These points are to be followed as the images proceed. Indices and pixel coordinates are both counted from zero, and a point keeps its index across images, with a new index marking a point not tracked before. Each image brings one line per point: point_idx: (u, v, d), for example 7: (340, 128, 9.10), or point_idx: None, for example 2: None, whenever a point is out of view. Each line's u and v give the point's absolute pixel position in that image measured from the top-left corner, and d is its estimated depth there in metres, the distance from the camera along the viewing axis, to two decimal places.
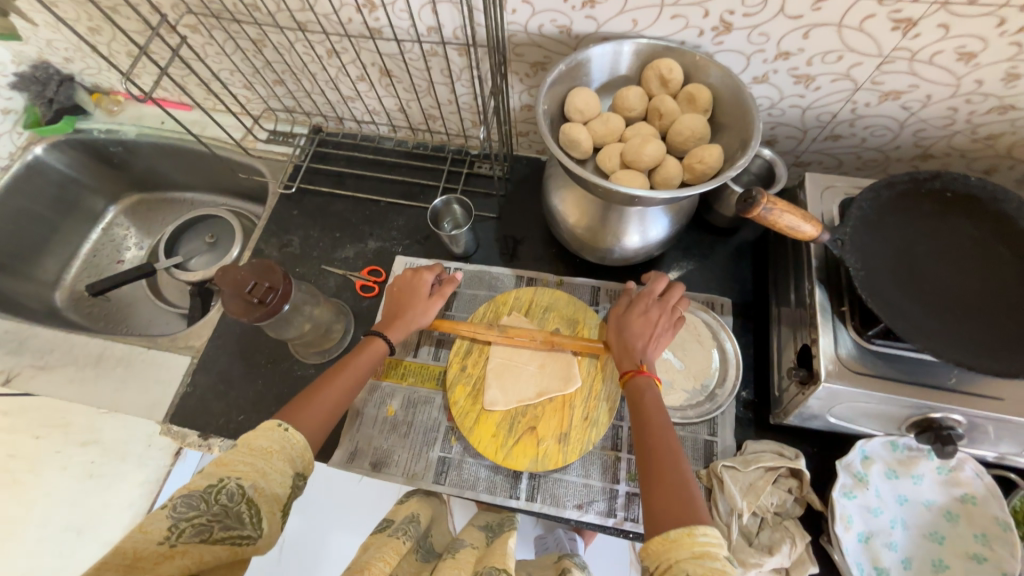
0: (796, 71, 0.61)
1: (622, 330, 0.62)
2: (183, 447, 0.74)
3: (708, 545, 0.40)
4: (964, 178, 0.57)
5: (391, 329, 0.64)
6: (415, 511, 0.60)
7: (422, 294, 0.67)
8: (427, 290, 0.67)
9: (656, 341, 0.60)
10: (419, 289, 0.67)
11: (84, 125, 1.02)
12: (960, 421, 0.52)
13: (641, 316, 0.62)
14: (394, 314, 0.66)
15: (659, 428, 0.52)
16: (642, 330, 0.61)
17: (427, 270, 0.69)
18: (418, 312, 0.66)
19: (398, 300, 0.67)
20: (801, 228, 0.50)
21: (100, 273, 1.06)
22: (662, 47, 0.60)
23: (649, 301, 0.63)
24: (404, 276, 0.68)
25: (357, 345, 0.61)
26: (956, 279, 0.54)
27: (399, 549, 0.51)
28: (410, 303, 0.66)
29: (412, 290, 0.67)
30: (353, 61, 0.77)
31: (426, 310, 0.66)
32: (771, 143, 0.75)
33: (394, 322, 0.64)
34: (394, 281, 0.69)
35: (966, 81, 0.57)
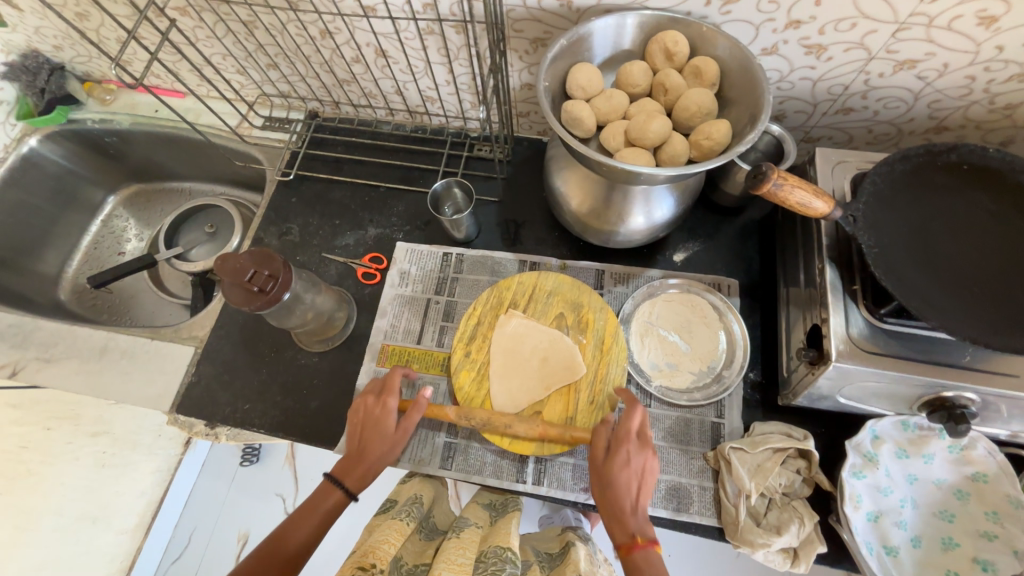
0: (807, 40, 0.59)
1: (603, 483, 0.54)
2: (191, 436, 0.74)
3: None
4: (981, 151, 0.55)
5: (350, 475, 0.57)
6: (418, 494, 0.61)
7: (386, 427, 0.60)
8: (390, 421, 0.60)
9: (642, 497, 0.54)
10: (382, 418, 0.60)
11: (77, 115, 1.00)
12: (973, 399, 0.52)
13: (624, 467, 0.54)
14: (356, 455, 0.59)
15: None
16: (628, 482, 0.54)
17: (389, 392, 0.62)
18: (383, 445, 0.59)
19: (358, 430, 0.60)
20: (812, 205, 0.49)
21: (101, 265, 1.06)
22: (667, 18, 0.57)
23: (630, 443, 0.56)
24: (365, 403, 0.61)
25: (313, 493, 0.56)
26: (973, 255, 0.52)
27: (403, 530, 0.54)
28: (376, 439, 0.59)
29: (374, 420, 0.60)
30: (347, 42, 0.75)
31: (391, 447, 0.59)
32: (780, 118, 0.73)
33: (354, 468, 0.58)
34: (354, 408, 0.62)
35: (985, 47, 0.55)
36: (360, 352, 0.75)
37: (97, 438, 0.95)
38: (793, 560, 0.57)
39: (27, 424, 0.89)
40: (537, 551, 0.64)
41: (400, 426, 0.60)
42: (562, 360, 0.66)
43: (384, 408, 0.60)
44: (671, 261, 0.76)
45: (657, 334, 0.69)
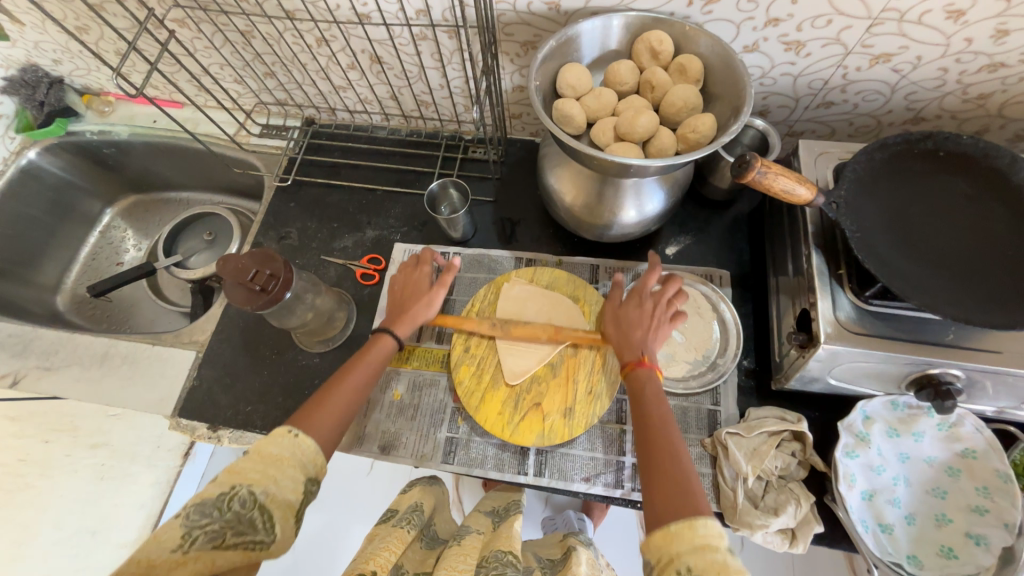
0: (786, 37, 0.62)
1: (617, 323, 0.61)
2: (193, 440, 0.75)
3: (710, 537, 0.38)
4: (956, 138, 0.57)
5: (400, 323, 0.63)
6: (419, 501, 0.62)
7: (424, 287, 0.67)
8: (426, 281, 0.67)
9: (654, 330, 0.59)
10: (421, 282, 0.67)
11: (76, 127, 1.02)
12: (958, 376, 0.53)
13: (634, 308, 0.61)
14: (400, 309, 0.65)
15: (658, 420, 0.51)
16: (640, 320, 0.60)
17: (427, 262, 0.69)
18: (423, 302, 0.65)
19: (400, 293, 0.67)
20: (796, 191, 0.51)
21: (100, 275, 1.07)
22: (651, 19, 0.60)
23: (643, 294, 0.61)
24: (407, 273, 0.69)
25: (368, 341, 0.61)
26: (952, 237, 0.54)
27: (404, 538, 0.54)
28: (414, 298, 0.66)
29: (415, 283, 0.67)
30: (343, 49, 0.77)
31: (429, 302, 0.65)
32: (764, 114, 0.76)
33: (400, 318, 0.64)
34: (397, 279, 0.69)
35: (955, 40, 0.58)
36: (360, 351, 0.76)
37: (95, 449, 0.95)
38: (791, 541, 0.58)
39: (26, 436, 0.89)
40: (539, 557, 0.65)
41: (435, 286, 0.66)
42: (566, 321, 0.68)
43: (422, 275, 0.68)
44: (664, 255, 0.78)
45: None
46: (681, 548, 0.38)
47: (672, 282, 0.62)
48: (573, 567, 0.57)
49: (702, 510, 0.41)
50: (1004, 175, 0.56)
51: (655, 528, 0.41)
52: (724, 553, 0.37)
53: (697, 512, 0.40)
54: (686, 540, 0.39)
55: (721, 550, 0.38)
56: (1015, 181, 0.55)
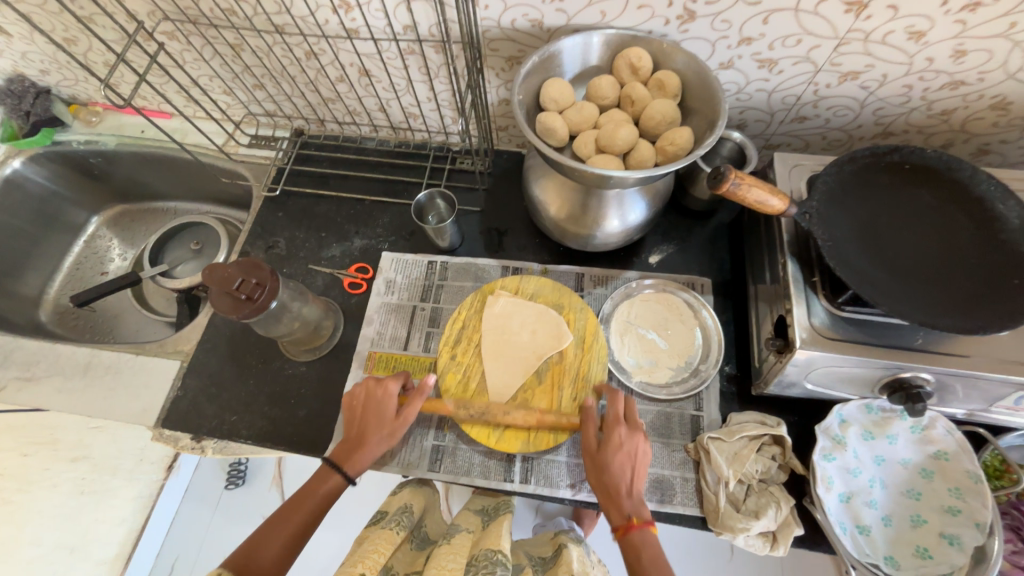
0: (759, 55, 0.64)
1: (600, 469, 0.58)
2: (176, 451, 0.74)
3: None
4: (920, 151, 0.60)
5: (351, 462, 0.61)
6: (408, 503, 0.62)
7: (388, 416, 0.62)
8: (391, 408, 0.63)
9: (636, 481, 0.58)
10: (385, 410, 0.63)
11: (62, 137, 1.01)
12: (928, 379, 0.55)
13: (620, 456, 0.58)
14: (358, 440, 0.62)
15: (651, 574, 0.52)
16: (624, 469, 0.58)
17: (393, 381, 0.64)
18: (384, 435, 0.62)
19: (358, 411, 0.63)
20: (769, 202, 0.53)
21: (84, 284, 1.06)
22: (630, 36, 0.62)
23: (621, 433, 0.59)
24: (369, 391, 0.64)
25: (318, 475, 0.60)
26: (918, 245, 0.57)
27: (392, 539, 0.55)
28: (374, 425, 0.62)
29: (378, 410, 0.63)
30: (332, 62, 0.78)
31: (388, 433, 0.62)
32: (741, 127, 0.78)
33: (355, 453, 0.61)
34: (358, 394, 0.64)
35: (917, 59, 0.61)
36: (347, 360, 0.76)
37: (75, 463, 0.96)
38: (772, 543, 0.59)
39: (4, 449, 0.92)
40: (529, 555, 0.65)
41: (398, 415, 0.63)
42: (548, 334, 0.69)
43: (384, 392, 0.63)
44: (647, 264, 0.79)
45: (636, 332, 0.72)
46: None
47: (619, 402, 0.61)
48: (563, 563, 0.57)
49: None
50: (966, 186, 0.58)
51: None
52: None
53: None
54: None
55: None
56: (976, 192, 0.58)
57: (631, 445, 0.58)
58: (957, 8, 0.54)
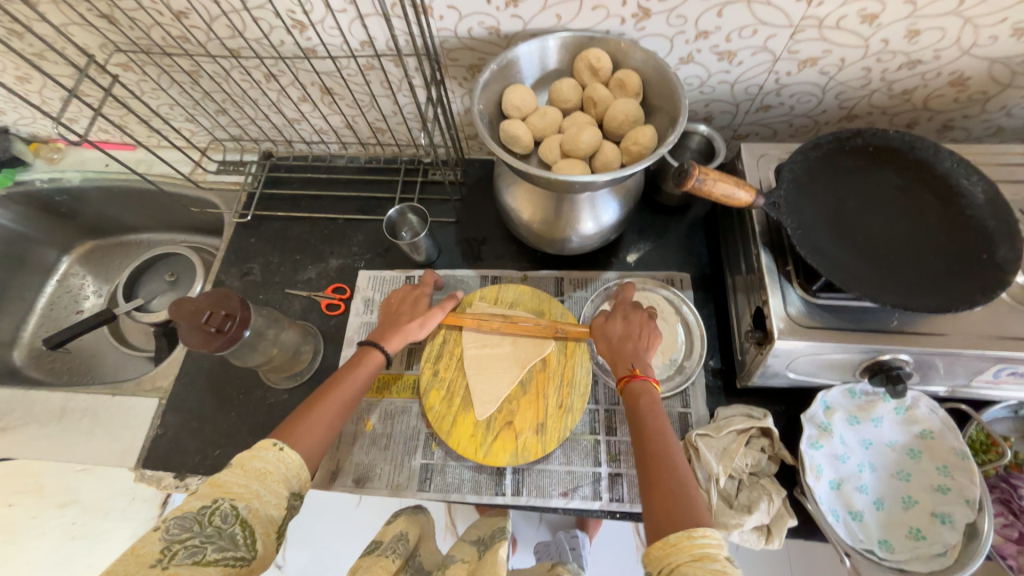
0: (717, 48, 0.64)
1: (609, 336, 0.61)
2: (160, 491, 0.72)
3: (710, 543, 0.39)
4: (882, 133, 0.60)
5: (390, 338, 0.63)
6: (404, 531, 0.61)
7: (420, 306, 0.67)
8: (424, 301, 0.68)
9: (643, 342, 0.59)
10: (418, 302, 0.67)
11: (25, 176, 0.99)
12: (907, 360, 0.55)
13: (621, 321, 0.61)
14: (392, 325, 0.64)
15: (652, 428, 0.51)
16: (630, 333, 0.60)
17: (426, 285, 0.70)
18: (416, 323, 0.65)
19: (395, 306, 0.67)
20: (735, 195, 0.53)
21: (59, 325, 1.05)
22: (587, 38, 0.62)
23: (627, 309, 0.63)
24: (404, 291, 0.69)
25: (355, 357, 0.60)
26: (887, 227, 0.57)
27: (388, 567, 0.54)
28: (410, 315, 0.66)
29: (412, 302, 0.67)
30: (292, 83, 0.77)
31: (424, 322, 0.65)
32: (708, 120, 0.78)
33: (392, 334, 0.63)
34: (393, 296, 0.68)
35: (873, 41, 0.61)
36: None
37: (63, 509, 0.96)
38: (767, 537, 0.58)
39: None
40: None
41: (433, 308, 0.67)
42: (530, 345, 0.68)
43: (421, 294, 0.68)
44: (626, 263, 0.79)
45: None
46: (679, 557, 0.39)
47: (629, 290, 0.65)
48: None
49: (703, 519, 0.41)
50: (930, 165, 0.58)
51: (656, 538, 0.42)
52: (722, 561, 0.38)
53: (696, 520, 0.41)
54: (686, 551, 0.39)
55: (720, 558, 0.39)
56: (941, 170, 0.58)
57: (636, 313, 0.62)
58: None
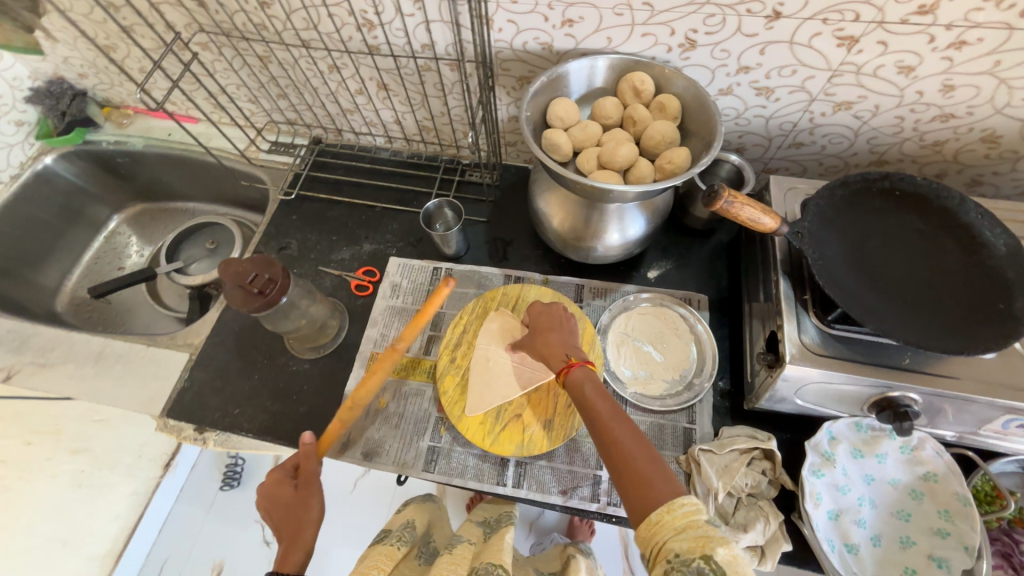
0: (756, 83, 0.68)
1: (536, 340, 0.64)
2: (178, 441, 0.76)
3: (693, 512, 0.41)
4: (910, 178, 0.62)
5: (288, 549, 0.54)
6: (410, 519, 0.66)
7: (290, 497, 0.57)
8: (291, 488, 0.58)
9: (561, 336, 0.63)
10: (284, 494, 0.57)
11: (94, 137, 1.07)
12: (916, 399, 0.56)
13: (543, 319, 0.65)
14: (281, 535, 0.56)
15: (608, 414, 0.51)
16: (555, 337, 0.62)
17: (279, 469, 0.60)
18: (299, 513, 0.56)
19: (272, 520, 0.57)
20: (761, 220, 0.55)
21: (100, 278, 1.11)
22: (633, 62, 0.66)
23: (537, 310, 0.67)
24: (262, 492, 0.58)
25: None
26: (906, 268, 0.58)
27: (393, 554, 0.57)
28: (288, 518, 0.56)
29: (279, 499, 0.57)
30: (353, 76, 0.83)
31: (305, 504, 0.57)
32: (740, 151, 0.81)
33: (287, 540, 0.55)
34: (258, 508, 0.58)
35: (908, 92, 0.64)
36: (351, 359, 0.79)
37: (74, 456, 1.02)
38: (760, 557, 0.60)
39: (7, 437, 0.97)
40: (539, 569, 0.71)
41: (301, 486, 0.58)
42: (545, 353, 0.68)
43: (283, 487, 0.58)
44: (646, 278, 0.82)
45: (633, 344, 0.74)
46: (666, 532, 0.41)
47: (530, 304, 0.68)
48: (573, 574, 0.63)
49: (678, 488, 0.43)
50: (954, 214, 0.60)
51: (640, 517, 0.43)
52: (703, 522, 0.40)
53: (673, 491, 0.43)
54: (670, 526, 0.41)
55: (704, 522, 0.40)
56: (965, 220, 0.60)
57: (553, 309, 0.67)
58: (944, 46, 0.57)
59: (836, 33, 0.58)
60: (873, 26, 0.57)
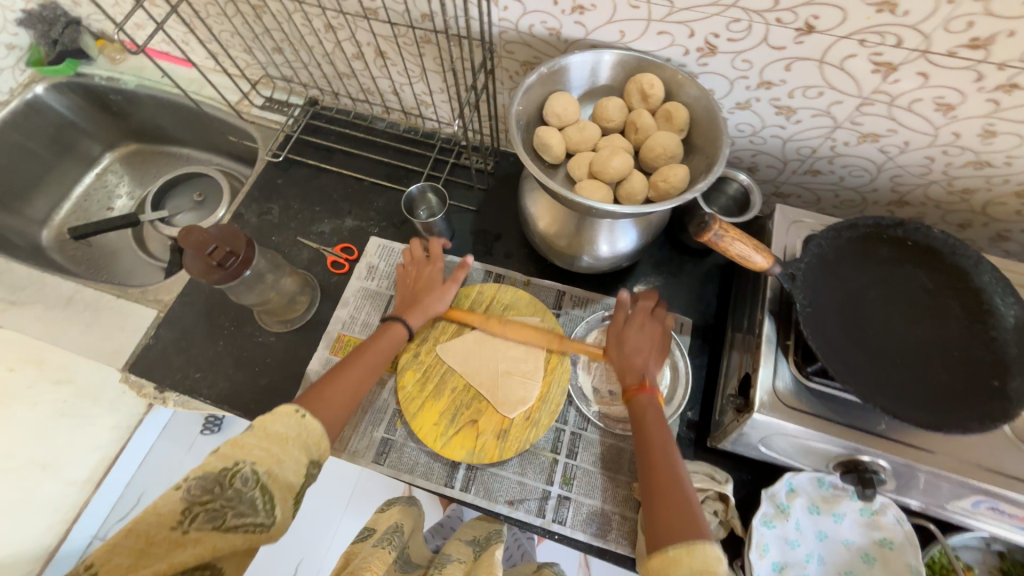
0: (777, 101, 0.61)
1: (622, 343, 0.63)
2: (138, 396, 0.76)
3: (711, 561, 0.43)
4: (926, 229, 0.57)
5: (411, 314, 0.67)
6: (398, 522, 0.65)
7: (435, 283, 0.70)
8: (437, 278, 0.71)
9: (653, 358, 0.62)
10: (433, 279, 0.71)
11: (86, 70, 1.03)
12: (884, 466, 0.53)
13: (639, 331, 0.63)
14: (412, 300, 0.69)
15: (659, 457, 0.53)
16: (642, 347, 0.62)
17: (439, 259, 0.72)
18: (433, 298, 0.69)
19: (413, 284, 0.71)
20: (752, 257, 0.51)
21: (87, 217, 1.09)
22: (645, 62, 0.60)
23: (644, 315, 0.64)
24: (419, 266, 0.72)
25: (378, 329, 0.65)
26: (901, 327, 0.54)
27: (386, 558, 0.55)
28: (426, 293, 0.69)
29: (427, 280, 0.71)
30: (349, 38, 0.78)
31: (442, 296, 0.69)
32: (752, 170, 0.75)
33: (413, 309, 0.67)
34: (406, 271, 0.73)
35: (943, 132, 0.57)
36: (318, 338, 0.77)
37: (59, 386, 1.03)
38: None
39: None
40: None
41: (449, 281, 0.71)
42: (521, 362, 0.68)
43: (431, 271, 0.71)
44: (631, 293, 0.78)
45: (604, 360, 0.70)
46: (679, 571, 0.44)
47: (649, 296, 0.66)
48: None
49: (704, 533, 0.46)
50: (965, 275, 0.55)
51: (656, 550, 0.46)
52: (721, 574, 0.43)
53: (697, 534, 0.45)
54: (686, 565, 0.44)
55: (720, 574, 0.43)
56: (976, 283, 0.55)
57: (655, 324, 0.64)
58: (992, 86, 0.51)
59: (872, 57, 0.52)
60: (915, 55, 0.50)
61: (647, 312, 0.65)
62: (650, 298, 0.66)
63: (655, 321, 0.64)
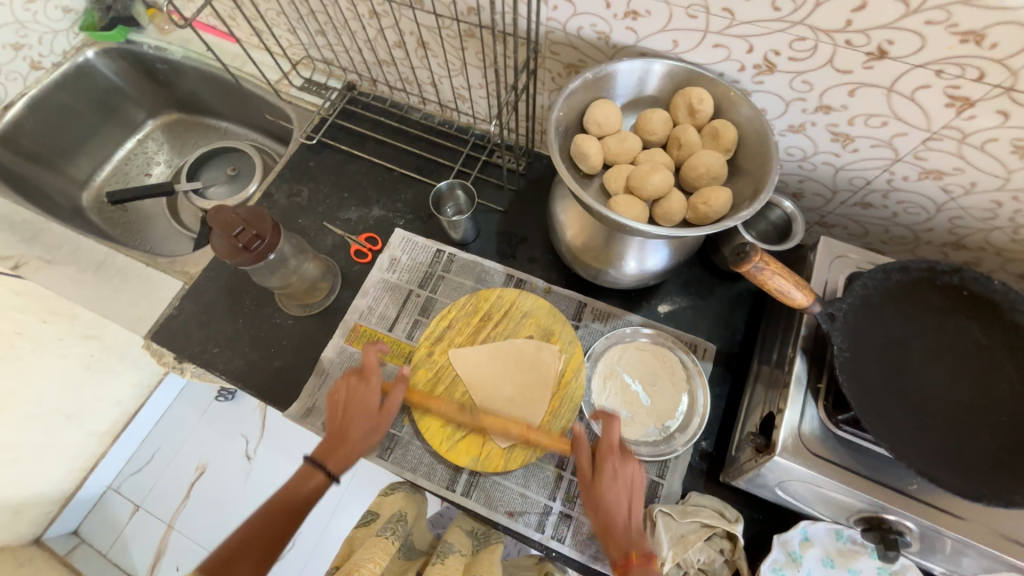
0: (835, 127, 0.58)
1: (597, 501, 0.55)
2: (158, 364, 0.78)
3: None
4: (986, 280, 0.52)
5: (337, 455, 0.60)
6: (403, 511, 0.62)
7: (370, 407, 0.63)
8: (374, 400, 0.63)
9: (633, 511, 0.55)
10: (367, 403, 0.63)
11: (136, 38, 1.05)
12: (910, 527, 0.50)
13: (612, 482, 0.56)
14: (340, 433, 0.61)
15: None
16: (620, 500, 0.55)
17: (374, 378, 0.64)
18: (366, 428, 0.62)
19: (340, 413, 0.63)
20: (790, 295, 0.48)
21: (126, 182, 1.12)
22: (697, 75, 0.57)
23: (614, 457, 0.57)
24: (348, 384, 0.64)
25: (297, 475, 0.59)
26: (946, 383, 0.50)
27: (387, 549, 0.54)
28: (358, 419, 0.62)
29: (359, 403, 0.63)
30: (392, 26, 0.76)
31: (375, 427, 0.62)
32: (796, 197, 0.71)
33: (340, 449, 0.60)
34: (337, 389, 0.64)
35: (1016, 177, 0.53)
36: (334, 325, 0.77)
37: (86, 341, 1.01)
38: None
39: (25, 313, 0.91)
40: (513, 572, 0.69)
41: (384, 406, 0.63)
42: (535, 374, 0.67)
43: (366, 392, 0.63)
44: (655, 311, 0.75)
45: (620, 379, 0.68)
46: None
47: (613, 426, 0.58)
48: None
49: None
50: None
51: None
52: None
53: None
54: None
55: None
56: None
57: (631, 472, 0.56)
58: None
59: (948, 90, 0.48)
60: (996, 91, 0.46)
61: (615, 451, 0.57)
62: (614, 433, 0.57)
63: (628, 460, 0.56)
